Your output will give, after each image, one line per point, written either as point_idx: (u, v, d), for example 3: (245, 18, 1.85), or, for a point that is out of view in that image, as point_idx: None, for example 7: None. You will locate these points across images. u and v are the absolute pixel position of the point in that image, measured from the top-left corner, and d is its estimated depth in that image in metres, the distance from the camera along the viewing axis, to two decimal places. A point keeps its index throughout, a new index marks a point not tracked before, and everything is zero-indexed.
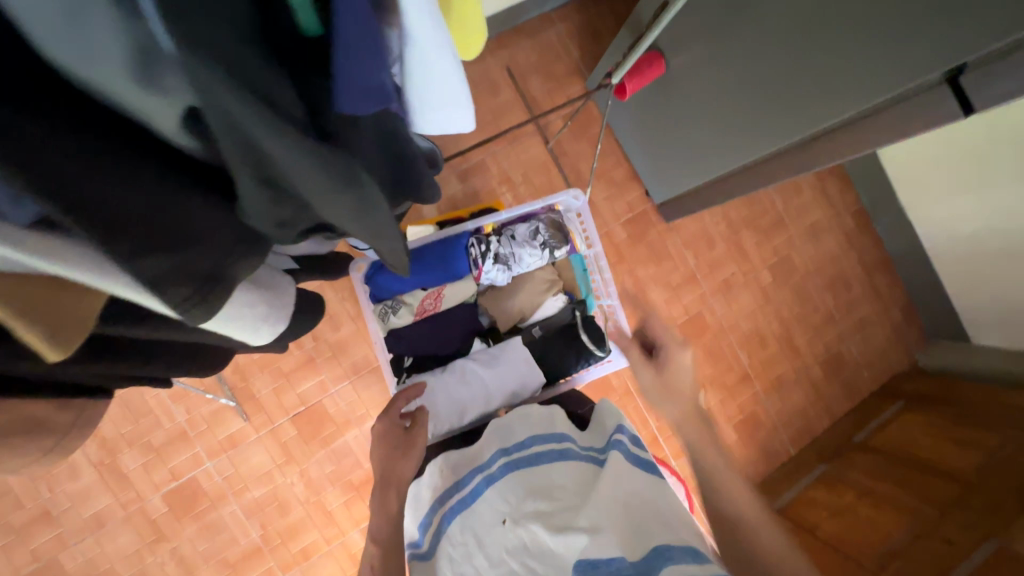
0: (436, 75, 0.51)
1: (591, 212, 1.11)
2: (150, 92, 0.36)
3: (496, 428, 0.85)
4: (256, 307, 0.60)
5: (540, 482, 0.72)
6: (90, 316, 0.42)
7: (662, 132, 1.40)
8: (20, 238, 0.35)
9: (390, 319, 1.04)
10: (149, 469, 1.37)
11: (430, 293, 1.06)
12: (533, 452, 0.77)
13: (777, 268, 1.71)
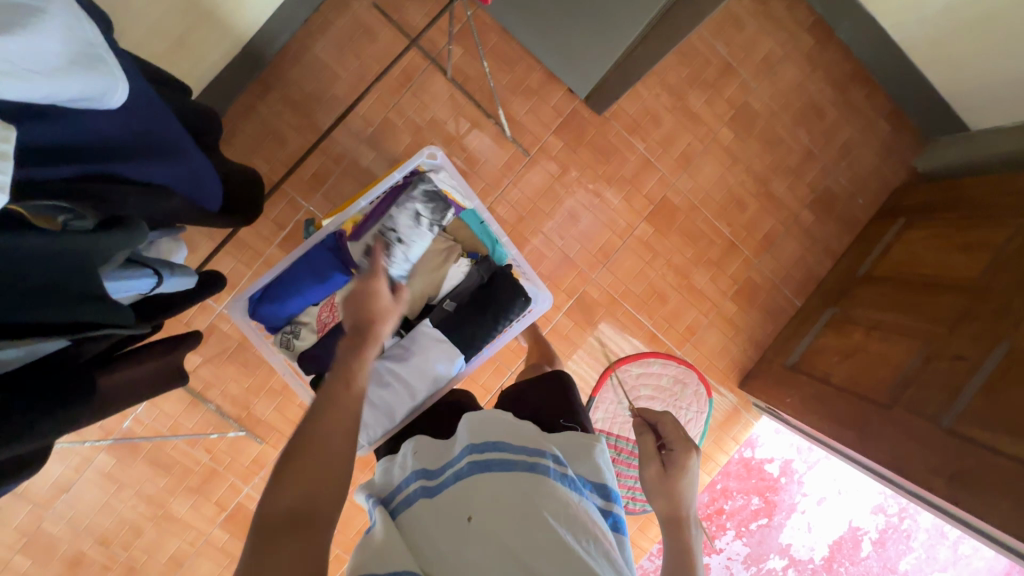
0: None
1: (458, 165, 1.06)
2: None
3: (474, 423, 0.76)
4: None
5: (506, 505, 0.63)
6: None
7: (559, 22, 1.23)
8: None
9: (294, 344, 1.04)
10: (199, 507, 1.49)
11: (324, 307, 1.04)
12: (502, 458, 0.69)
13: (736, 121, 1.55)
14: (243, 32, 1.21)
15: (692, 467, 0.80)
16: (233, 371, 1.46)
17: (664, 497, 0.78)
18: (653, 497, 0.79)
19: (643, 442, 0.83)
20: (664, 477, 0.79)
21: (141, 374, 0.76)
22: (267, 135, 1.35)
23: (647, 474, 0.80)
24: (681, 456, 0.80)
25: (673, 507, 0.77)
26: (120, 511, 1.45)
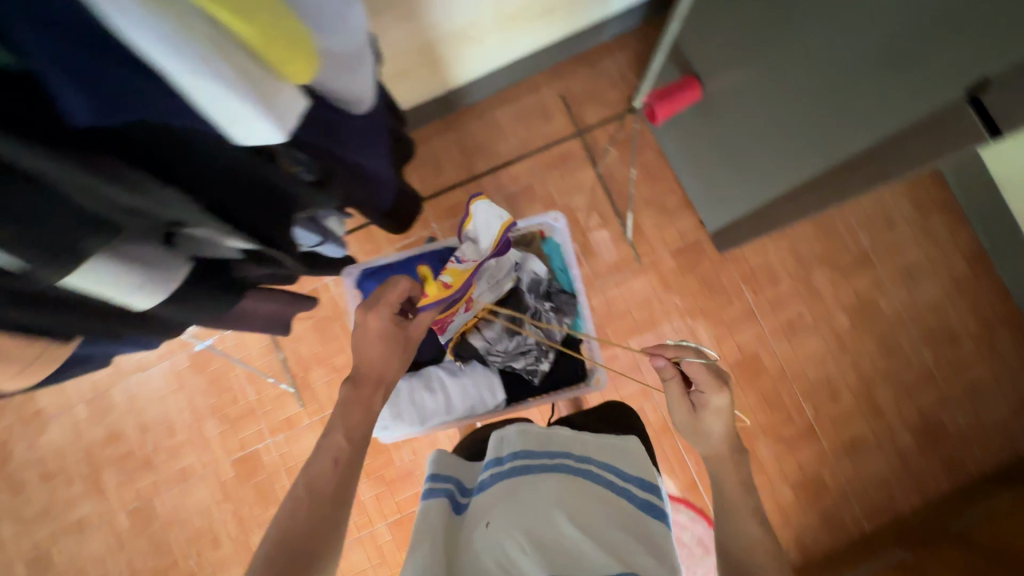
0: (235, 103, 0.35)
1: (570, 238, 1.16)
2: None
3: (494, 439, 0.78)
4: (125, 275, 0.42)
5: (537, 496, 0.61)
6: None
7: (709, 163, 1.31)
8: None
9: None
10: (226, 436, 1.62)
11: None
12: (523, 465, 0.69)
13: (857, 314, 1.50)
14: (456, 83, 1.45)
15: (720, 396, 0.80)
16: (311, 335, 1.62)
17: (698, 434, 0.84)
18: (683, 429, 0.86)
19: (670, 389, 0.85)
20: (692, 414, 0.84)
21: (266, 313, 0.81)
22: (430, 161, 1.58)
23: (678, 417, 0.86)
24: (710, 396, 0.81)
25: (707, 441, 0.84)
26: (169, 409, 1.63)
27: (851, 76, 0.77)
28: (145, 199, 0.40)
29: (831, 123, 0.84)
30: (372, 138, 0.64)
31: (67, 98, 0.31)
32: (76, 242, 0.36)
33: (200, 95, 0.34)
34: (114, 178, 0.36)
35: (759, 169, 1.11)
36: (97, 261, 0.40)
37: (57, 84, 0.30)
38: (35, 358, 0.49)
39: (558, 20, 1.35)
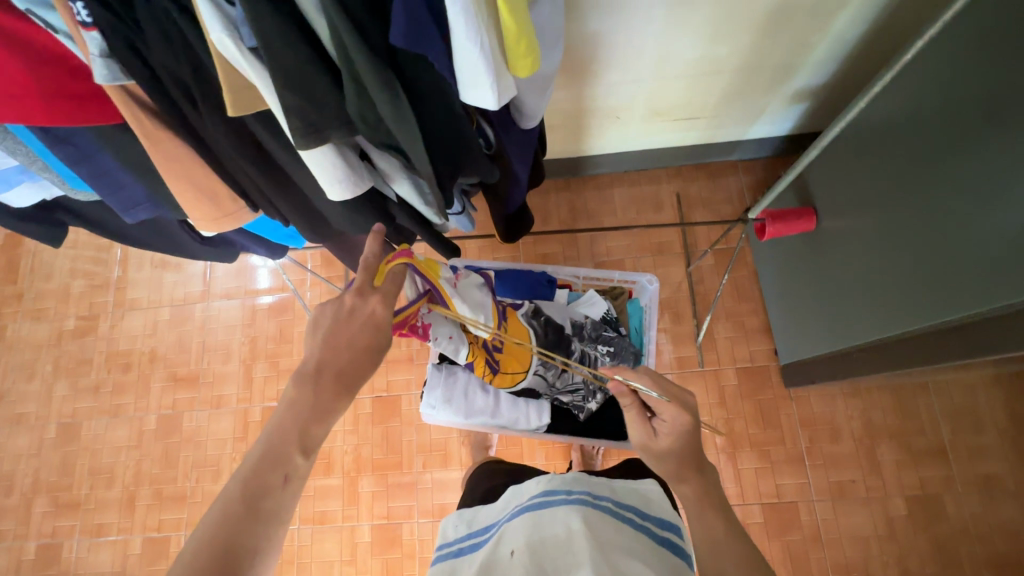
0: (475, 64, 0.43)
1: (658, 302, 1.15)
2: (288, 80, 0.42)
3: (514, 487, 0.74)
4: (336, 166, 0.52)
5: (563, 537, 0.60)
6: (255, 106, 0.46)
7: (802, 295, 1.32)
8: (255, 64, 0.42)
9: None
10: (267, 383, 1.71)
11: None
12: (545, 504, 0.65)
13: (916, 505, 1.38)
14: (589, 150, 1.58)
15: (680, 419, 0.73)
16: None
17: (654, 461, 0.75)
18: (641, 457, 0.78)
19: (626, 414, 0.77)
20: (649, 439, 0.75)
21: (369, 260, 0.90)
22: (540, 210, 1.71)
23: (636, 443, 0.78)
24: (672, 422, 0.74)
25: (665, 469, 0.74)
26: (233, 339, 1.76)
27: (961, 253, 0.79)
28: (400, 129, 0.46)
29: (936, 288, 0.84)
30: (529, 148, 0.73)
31: (393, 17, 0.39)
32: (326, 126, 0.46)
33: (461, 53, 0.43)
34: (395, 105, 0.44)
35: (851, 313, 1.11)
36: (321, 148, 0.50)
37: (394, 10, 0.38)
38: (229, 213, 0.65)
39: (696, 127, 1.47)
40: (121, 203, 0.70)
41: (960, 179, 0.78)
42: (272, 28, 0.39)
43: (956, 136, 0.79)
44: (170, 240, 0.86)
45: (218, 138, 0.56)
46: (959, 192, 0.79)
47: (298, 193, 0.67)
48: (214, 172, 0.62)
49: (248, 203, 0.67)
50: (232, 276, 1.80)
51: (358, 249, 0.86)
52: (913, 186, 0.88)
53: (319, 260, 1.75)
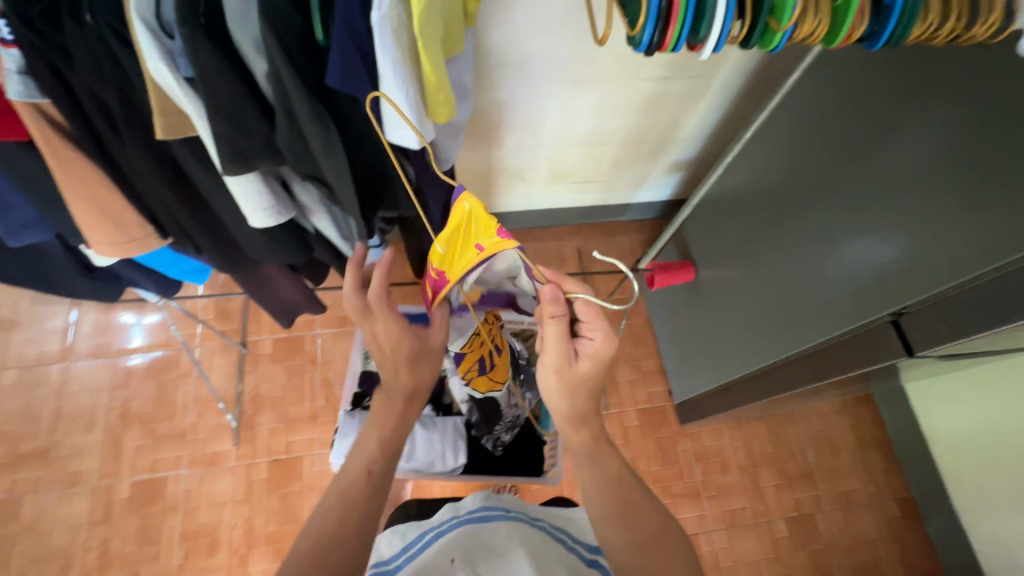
0: (400, 106, 0.48)
1: None
2: (218, 106, 0.44)
3: (450, 504, 0.75)
4: (263, 195, 0.55)
5: (500, 549, 0.62)
6: (183, 131, 0.47)
7: (689, 336, 1.47)
8: (189, 89, 0.44)
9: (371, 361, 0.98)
10: (139, 453, 1.49)
11: None
12: (485, 519, 0.68)
13: (795, 525, 1.53)
14: (499, 208, 1.68)
15: (609, 345, 0.63)
16: (277, 375, 1.58)
17: (568, 391, 0.65)
18: (550, 383, 0.65)
19: (546, 328, 0.62)
20: (568, 366, 0.64)
21: (279, 294, 0.88)
22: None
23: (547, 364, 0.64)
24: (594, 343, 0.63)
25: (577, 400, 0.66)
26: (99, 403, 1.53)
27: (799, 293, 0.96)
28: (330, 161, 0.49)
29: (784, 323, 1.00)
30: (444, 187, 0.78)
31: (330, 61, 0.43)
32: (253, 153, 0.49)
33: (388, 96, 0.47)
34: (326, 138, 0.47)
35: (728, 349, 1.26)
36: (248, 176, 0.53)
37: (331, 54, 0.43)
38: (136, 239, 0.62)
39: (592, 187, 1.63)
40: (7, 224, 0.62)
41: (791, 230, 0.97)
42: (209, 59, 0.42)
43: (787, 197, 0.98)
44: (46, 281, 0.78)
45: (135, 161, 0.55)
46: (794, 243, 0.96)
47: (214, 218, 0.67)
48: (127, 198, 0.60)
49: (156, 228, 0.64)
50: (94, 334, 1.59)
51: (267, 282, 0.84)
52: (763, 238, 1.06)
53: (213, 313, 1.62)
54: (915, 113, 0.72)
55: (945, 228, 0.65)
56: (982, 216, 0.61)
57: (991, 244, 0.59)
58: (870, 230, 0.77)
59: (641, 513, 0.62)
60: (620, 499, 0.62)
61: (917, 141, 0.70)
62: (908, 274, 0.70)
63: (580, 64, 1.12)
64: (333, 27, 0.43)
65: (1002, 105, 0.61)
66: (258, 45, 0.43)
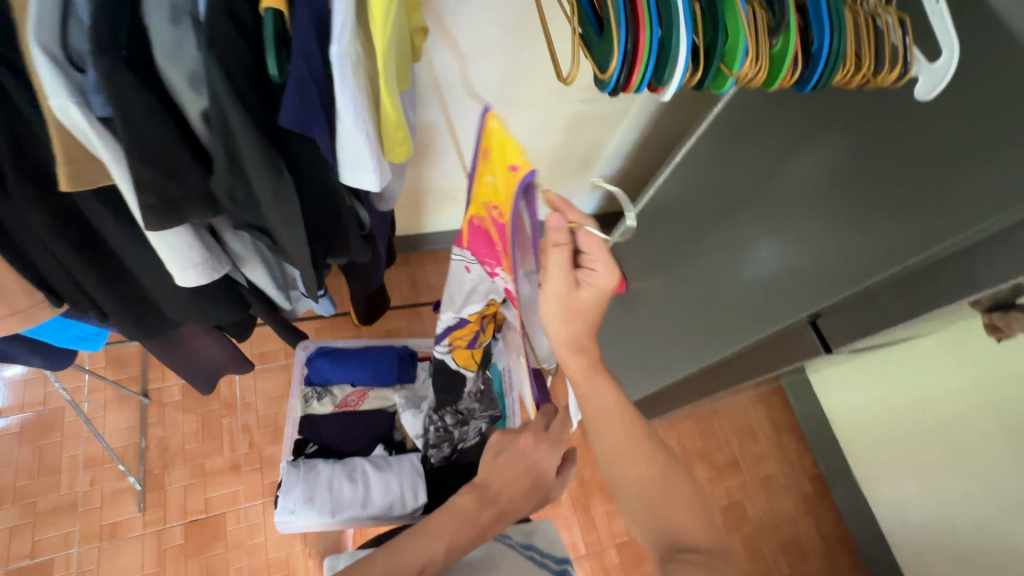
0: (360, 148, 0.45)
1: None
2: (139, 152, 0.40)
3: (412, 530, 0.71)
4: (194, 250, 0.49)
5: (478, 561, 0.63)
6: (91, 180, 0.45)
7: (620, 344, 1.51)
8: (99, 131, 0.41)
9: (311, 405, 0.94)
10: (14, 536, 1.25)
11: (356, 390, 0.96)
12: None
13: (727, 513, 1.61)
14: (427, 230, 1.61)
15: (609, 265, 0.61)
16: (188, 425, 1.40)
17: (570, 325, 0.64)
18: (552, 322, 0.64)
19: (548, 258, 0.61)
20: (568, 297, 0.62)
21: (200, 354, 0.78)
22: None
23: (550, 293, 0.62)
24: (599, 276, 0.61)
25: (578, 334, 0.64)
26: None
27: (724, 300, 1.01)
28: (280, 208, 0.45)
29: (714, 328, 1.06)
30: (385, 224, 0.73)
31: (285, 99, 0.39)
32: (185, 204, 0.44)
33: (346, 135, 0.44)
34: (277, 184, 0.43)
35: (660, 355, 1.30)
36: (178, 230, 0.47)
37: (287, 91, 0.39)
38: (20, 309, 0.52)
39: None
40: None
41: (715, 241, 1.03)
42: (134, 100, 0.38)
43: (711, 208, 1.04)
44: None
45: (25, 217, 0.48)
46: (719, 252, 1.02)
47: (125, 275, 0.58)
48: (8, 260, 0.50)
49: (50, 297, 0.55)
50: None
51: (185, 344, 0.74)
52: (691, 248, 1.11)
53: (105, 360, 1.42)
54: (816, 132, 0.79)
55: (846, 236, 0.73)
56: (877, 225, 0.68)
57: (890, 249, 0.66)
58: (783, 239, 0.84)
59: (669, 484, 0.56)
60: (649, 466, 0.57)
61: (817, 157, 0.78)
62: (816, 279, 0.77)
63: (507, 85, 1.12)
64: (288, 64, 0.39)
65: (882, 127, 0.69)
66: (194, 81, 0.40)
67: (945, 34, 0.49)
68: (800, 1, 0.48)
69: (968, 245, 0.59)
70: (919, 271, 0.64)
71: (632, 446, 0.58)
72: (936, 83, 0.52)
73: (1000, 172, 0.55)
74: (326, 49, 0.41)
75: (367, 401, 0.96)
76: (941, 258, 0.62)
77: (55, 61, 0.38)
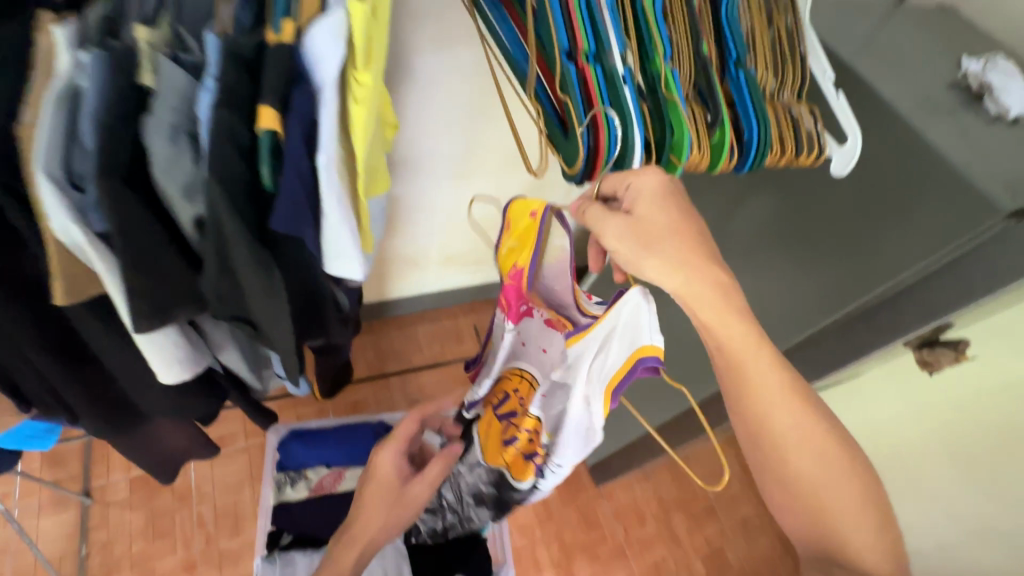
0: (343, 241, 0.47)
1: None
2: (136, 264, 0.39)
3: None
4: (178, 346, 0.48)
5: None
6: (88, 293, 0.40)
7: None
8: (100, 249, 0.38)
9: (284, 491, 0.89)
10: None
11: (332, 471, 0.92)
12: None
13: (709, 562, 1.59)
14: (392, 295, 1.60)
15: (670, 187, 0.46)
16: (136, 524, 1.28)
17: (669, 262, 0.45)
18: (640, 259, 0.45)
19: (588, 218, 0.47)
20: (637, 227, 0.46)
21: (163, 446, 0.74)
22: None
23: (610, 242, 0.46)
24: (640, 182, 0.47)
25: (700, 283, 0.45)
26: None
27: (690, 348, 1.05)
28: (268, 305, 0.46)
29: None
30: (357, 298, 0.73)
31: (278, 205, 0.41)
32: (174, 305, 0.43)
33: (332, 231, 0.46)
34: (268, 281, 0.44)
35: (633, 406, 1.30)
36: (165, 327, 0.46)
37: (280, 200, 0.41)
38: None
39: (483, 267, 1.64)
40: None
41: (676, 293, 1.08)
42: (131, 213, 0.37)
43: None
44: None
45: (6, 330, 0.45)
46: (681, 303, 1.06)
47: (105, 378, 0.54)
48: None
49: (19, 399, 0.52)
50: None
51: (150, 439, 0.70)
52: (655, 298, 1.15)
53: (40, 459, 1.29)
54: (758, 190, 0.86)
55: (794, 284, 0.78)
56: (818, 274, 0.74)
57: (827, 298, 0.72)
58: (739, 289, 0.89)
59: (840, 493, 0.46)
60: (823, 471, 0.47)
61: (762, 213, 0.85)
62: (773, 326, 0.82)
63: (465, 158, 1.18)
64: (279, 173, 0.41)
65: (812, 186, 0.76)
66: (189, 190, 0.39)
67: (849, 125, 0.59)
68: (728, 98, 0.57)
69: (890, 293, 0.66)
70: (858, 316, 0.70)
71: (805, 446, 0.47)
72: (847, 162, 0.60)
73: (912, 226, 0.62)
74: (313, 152, 0.42)
75: (344, 482, 0.92)
76: (871, 305, 0.69)
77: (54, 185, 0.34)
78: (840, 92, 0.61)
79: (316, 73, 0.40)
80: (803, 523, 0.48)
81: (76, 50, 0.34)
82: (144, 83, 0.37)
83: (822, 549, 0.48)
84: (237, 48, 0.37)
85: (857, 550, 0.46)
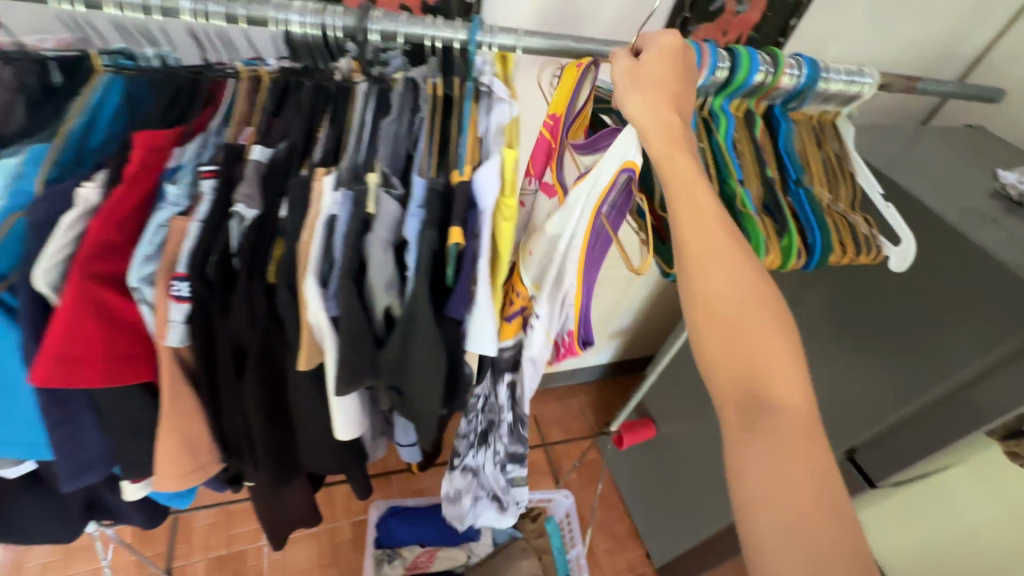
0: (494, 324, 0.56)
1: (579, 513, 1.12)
2: (350, 342, 0.49)
3: None
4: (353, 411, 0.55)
5: None
6: (314, 362, 0.50)
7: (658, 491, 1.43)
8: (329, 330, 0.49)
9: (382, 568, 1.01)
10: None
11: (426, 549, 1.05)
12: None
13: None
14: None
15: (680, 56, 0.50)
16: None
17: (647, 95, 0.47)
18: (626, 93, 0.48)
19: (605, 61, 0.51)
20: (638, 69, 0.48)
21: (275, 509, 0.77)
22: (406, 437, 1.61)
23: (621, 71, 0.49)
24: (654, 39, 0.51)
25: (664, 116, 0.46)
26: None
27: None
28: (432, 375, 0.54)
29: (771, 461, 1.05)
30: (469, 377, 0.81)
31: (454, 295, 0.53)
32: (364, 375, 0.52)
33: (484, 318, 0.55)
34: (438, 354, 0.53)
35: (711, 500, 1.23)
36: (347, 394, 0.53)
37: (456, 292, 0.53)
38: (201, 464, 0.55)
39: None
40: (67, 470, 0.49)
41: None
42: (355, 302, 0.48)
43: None
44: (84, 468, 0.50)
45: (246, 393, 0.51)
46: None
47: (290, 434, 0.59)
48: (207, 418, 0.54)
49: (218, 450, 0.58)
50: None
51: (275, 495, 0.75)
52: None
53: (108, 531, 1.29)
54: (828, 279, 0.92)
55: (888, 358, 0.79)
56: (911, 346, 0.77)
57: (903, 387, 0.77)
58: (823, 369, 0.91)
59: (757, 319, 0.40)
60: (741, 298, 0.41)
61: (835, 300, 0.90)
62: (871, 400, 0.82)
63: None
64: (455, 272, 0.53)
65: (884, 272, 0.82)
66: (389, 285, 0.51)
67: (903, 228, 0.68)
68: (795, 210, 0.68)
69: (967, 378, 0.70)
70: (967, 384, 0.70)
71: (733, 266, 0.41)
72: (904, 259, 0.68)
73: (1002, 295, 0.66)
74: (479, 255, 0.52)
75: (436, 560, 1.05)
76: (971, 377, 0.69)
77: (311, 285, 0.47)
78: (889, 204, 0.70)
79: (480, 202, 0.52)
80: (719, 355, 0.40)
81: (335, 190, 0.47)
82: (368, 211, 0.48)
83: (741, 389, 0.39)
84: (434, 188, 0.51)
85: (776, 380, 0.39)
